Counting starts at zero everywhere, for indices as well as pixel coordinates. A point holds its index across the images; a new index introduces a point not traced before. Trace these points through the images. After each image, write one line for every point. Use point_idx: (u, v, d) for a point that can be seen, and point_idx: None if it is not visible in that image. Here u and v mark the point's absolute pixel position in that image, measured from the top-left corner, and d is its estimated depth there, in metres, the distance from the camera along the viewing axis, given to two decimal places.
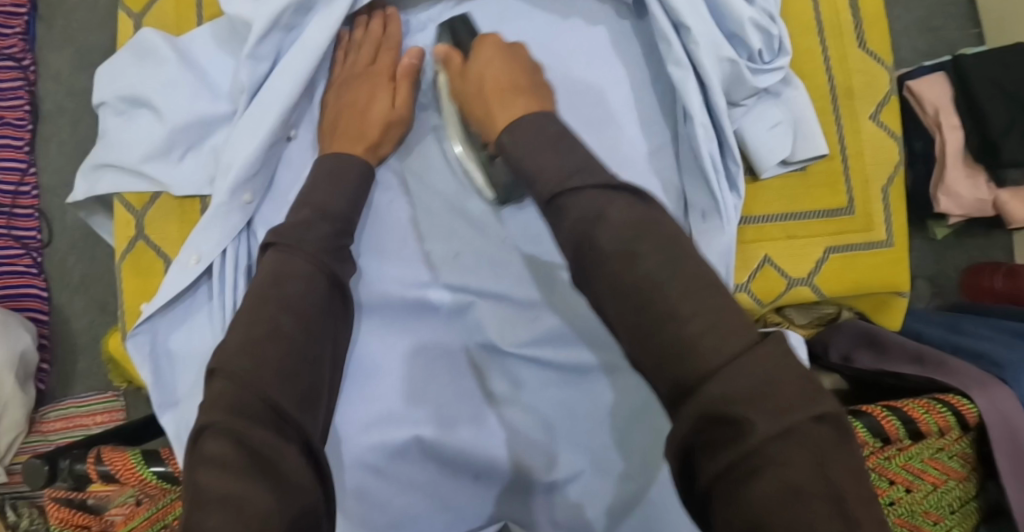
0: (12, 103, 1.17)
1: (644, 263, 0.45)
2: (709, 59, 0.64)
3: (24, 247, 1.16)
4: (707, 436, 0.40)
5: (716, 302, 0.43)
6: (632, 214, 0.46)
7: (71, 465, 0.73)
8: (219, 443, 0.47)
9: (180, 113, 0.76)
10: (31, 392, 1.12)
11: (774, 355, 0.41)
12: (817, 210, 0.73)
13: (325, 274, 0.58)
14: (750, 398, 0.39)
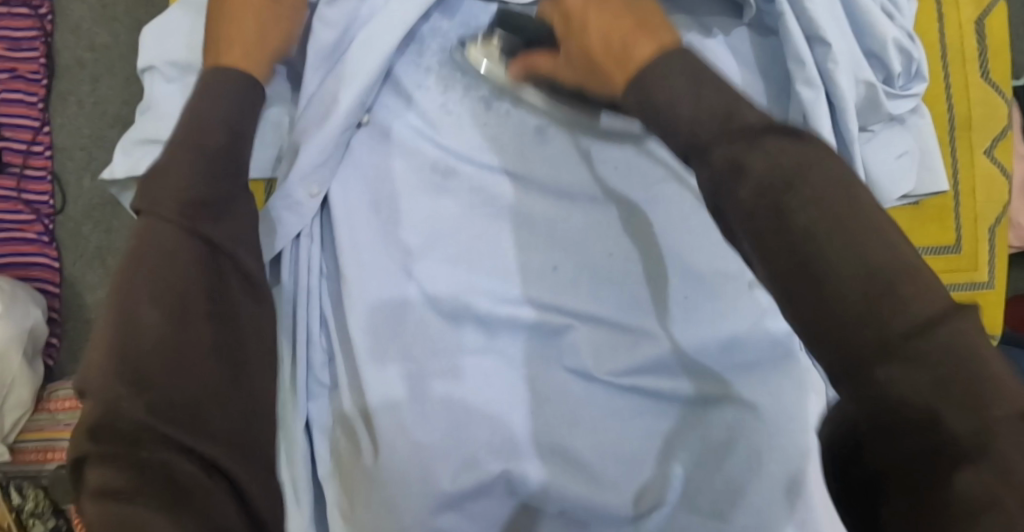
0: (27, 55, 1.08)
1: (802, 207, 0.36)
2: (847, 79, 0.60)
3: (35, 212, 1.08)
4: (890, 423, 0.33)
5: (874, 245, 0.35)
6: (792, 154, 0.37)
7: None
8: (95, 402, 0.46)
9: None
10: (40, 369, 1.05)
11: (944, 320, 0.33)
12: (926, 245, 0.70)
13: (197, 239, 0.51)
14: (927, 350, 0.32)
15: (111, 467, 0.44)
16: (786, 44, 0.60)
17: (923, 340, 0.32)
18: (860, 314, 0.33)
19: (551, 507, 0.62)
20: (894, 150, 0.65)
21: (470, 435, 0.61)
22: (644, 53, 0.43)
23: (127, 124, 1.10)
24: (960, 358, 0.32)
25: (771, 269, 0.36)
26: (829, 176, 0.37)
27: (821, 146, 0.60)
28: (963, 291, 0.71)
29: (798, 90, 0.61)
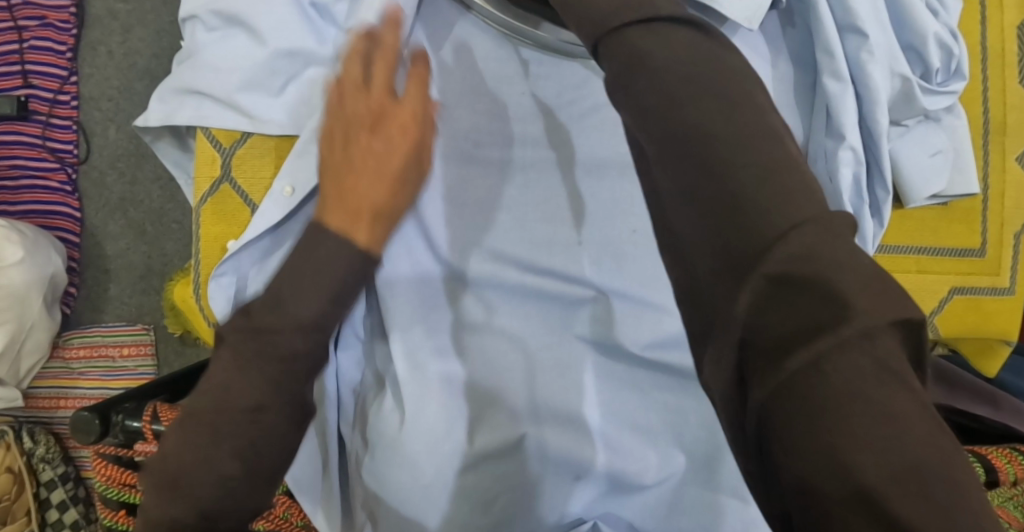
0: (58, 3, 1.08)
1: (701, 102, 0.34)
2: (881, 72, 0.60)
3: (58, 161, 1.08)
4: (773, 326, 0.30)
5: (764, 124, 0.34)
6: (694, 45, 0.36)
7: (125, 420, 0.68)
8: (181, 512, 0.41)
9: (278, 39, 0.69)
10: (58, 316, 1.06)
11: (831, 228, 0.31)
12: (951, 247, 0.70)
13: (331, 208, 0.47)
14: (825, 266, 0.29)
15: None
16: (819, 37, 0.60)
17: (804, 241, 0.30)
18: (735, 213, 0.32)
19: (565, 474, 0.64)
20: (927, 148, 0.65)
21: (484, 378, 0.64)
22: None
23: (154, 78, 1.10)
24: (817, 261, 0.29)
25: (680, 180, 0.34)
26: (736, 68, 0.36)
27: (844, 138, 0.60)
28: (983, 295, 0.71)
29: (827, 82, 0.60)
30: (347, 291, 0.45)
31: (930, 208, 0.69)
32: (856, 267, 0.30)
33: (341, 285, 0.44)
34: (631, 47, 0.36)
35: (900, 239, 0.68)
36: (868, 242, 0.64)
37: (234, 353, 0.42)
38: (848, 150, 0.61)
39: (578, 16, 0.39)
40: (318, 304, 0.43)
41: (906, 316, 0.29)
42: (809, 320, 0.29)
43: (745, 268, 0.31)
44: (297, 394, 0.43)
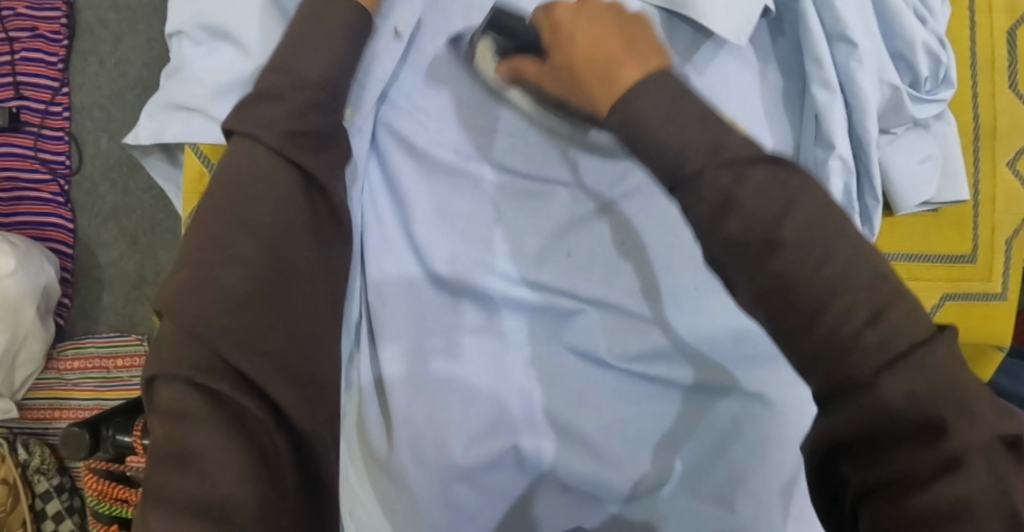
0: (48, 14, 1.07)
1: (791, 217, 0.38)
2: (869, 80, 0.60)
3: (51, 172, 1.08)
4: (848, 395, 0.37)
5: (847, 242, 0.38)
6: (771, 189, 0.38)
7: (116, 435, 0.68)
8: (181, 404, 0.46)
9: (263, 53, 0.70)
10: (52, 326, 1.06)
11: (933, 373, 0.36)
12: (942, 253, 0.70)
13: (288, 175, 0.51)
14: (932, 395, 0.35)
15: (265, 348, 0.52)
16: (807, 46, 0.59)
17: (898, 382, 0.36)
18: (840, 353, 0.37)
19: (554, 483, 0.64)
20: (917, 155, 0.65)
21: (475, 384, 0.64)
22: (630, 74, 0.43)
23: (146, 88, 1.09)
24: (875, 317, 0.37)
25: (768, 320, 0.39)
26: (819, 208, 0.38)
27: (833, 148, 0.60)
28: (975, 300, 0.71)
29: (815, 91, 0.60)
30: (287, 185, 0.51)
31: (920, 214, 0.69)
32: (896, 318, 0.37)
33: (288, 185, 0.51)
34: (722, 192, 0.38)
35: (892, 248, 0.68)
36: None
37: (201, 246, 0.48)
38: (837, 160, 0.61)
39: (643, 149, 0.42)
40: (264, 210, 0.50)
41: (977, 412, 0.35)
42: (878, 388, 0.36)
43: (851, 400, 0.37)
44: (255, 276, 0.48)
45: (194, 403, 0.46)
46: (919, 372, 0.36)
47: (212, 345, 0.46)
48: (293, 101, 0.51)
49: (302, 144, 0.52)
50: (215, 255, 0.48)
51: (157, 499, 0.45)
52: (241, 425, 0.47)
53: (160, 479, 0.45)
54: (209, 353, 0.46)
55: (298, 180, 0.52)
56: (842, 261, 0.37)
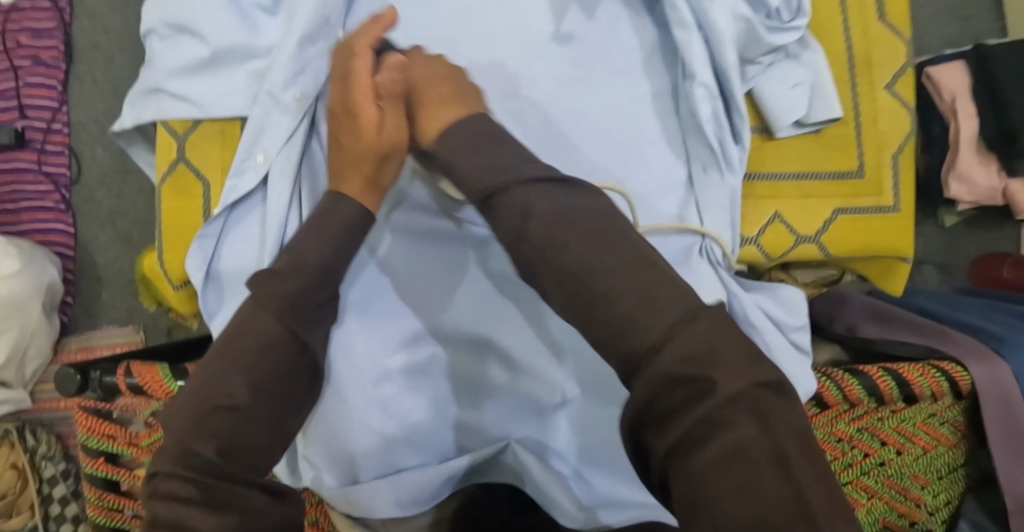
0: (48, 42, 1.21)
1: (571, 247, 0.48)
2: (723, 14, 0.68)
3: (53, 183, 1.20)
4: (665, 414, 0.44)
5: (649, 277, 0.47)
6: (557, 204, 0.49)
7: (101, 377, 0.77)
8: (169, 504, 0.51)
9: (223, 39, 0.76)
10: (56, 324, 1.16)
11: (707, 331, 0.45)
12: (830, 170, 0.76)
13: (287, 329, 0.55)
14: (710, 360, 0.44)
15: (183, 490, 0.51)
16: None
17: (673, 348, 0.44)
18: (613, 330, 0.46)
19: (479, 394, 0.71)
20: (789, 80, 0.72)
21: (420, 315, 0.71)
22: (449, 115, 0.54)
23: None
24: (701, 362, 0.44)
25: (582, 314, 0.48)
26: (605, 215, 0.50)
27: (696, 78, 0.69)
28: (869, 214, 0.77)
29: (675, 32, 0.69)
30: (284, 338, 0.55)
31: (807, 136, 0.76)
32: (727, 366, 0.44)
33: (277, 333, 0.54)
34: (522, 200, 0.49)
35: (775, 166, 0.75)
36: (734, 165, 0.72)
37: (208, 386, 0.53)
38: (699, 87, 0.70)
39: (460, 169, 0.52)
40: (253, 373, 0.54)
41: (759, 378, 0.44)
42: (695, 402, 0.43)
43: (636, 361, 0.45)
44: (229, 448, 0.52)
45: (187, 495, 0.51)
46: (682, 339, 0.44)
47: (201, 448, 0.52)
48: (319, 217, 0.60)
49: (302, 315, 0.56)
50: (214, 400, 0.53)
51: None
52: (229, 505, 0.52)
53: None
54: (192, 458, 0.51)
55: (287, 332, 0.55)
56: (630, 262, 0.47)
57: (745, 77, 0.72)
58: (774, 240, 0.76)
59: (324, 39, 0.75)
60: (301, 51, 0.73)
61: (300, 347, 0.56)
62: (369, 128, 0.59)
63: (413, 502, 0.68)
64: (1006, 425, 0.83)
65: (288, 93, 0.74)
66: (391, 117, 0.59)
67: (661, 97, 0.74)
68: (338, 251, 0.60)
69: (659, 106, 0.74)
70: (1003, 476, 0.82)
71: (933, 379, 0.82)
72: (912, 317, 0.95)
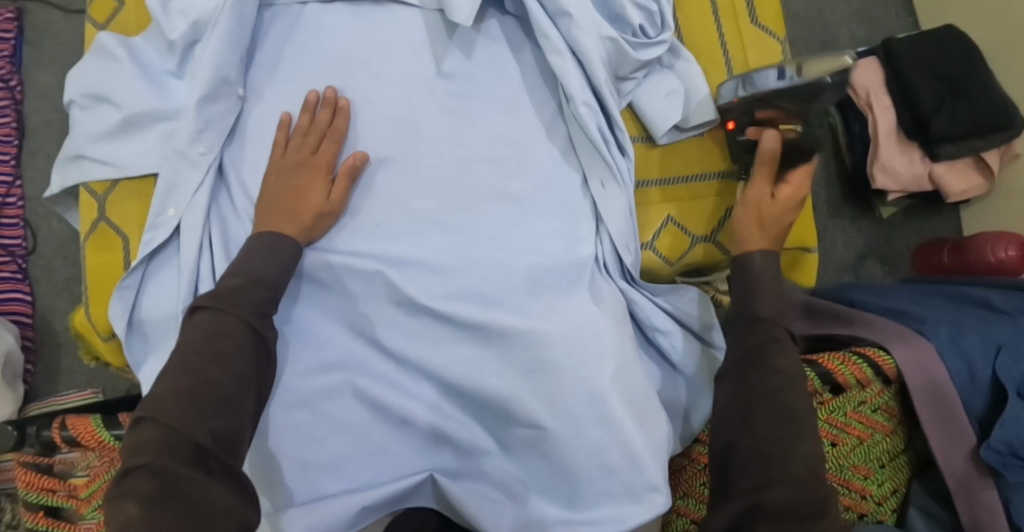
0: (0, 121, 1.26)
1: (771, 364, 0.64)
2: (590, 39, 0.73)
3: (9, 254, 1.23)
4: (746, 492, 0.60)
5: (793, 400, 0.63)
6: (772, 346, 0.65)
7: (38, 432, 0.81)
8: (139, 502, 0.53)
9: (137, 105, 0.78)
10: (20, 392, 1.17)
11: (808, 483, 0.58)
12: (717, 172, 0.80)
13: (251, 332, 0.63)
14: (792, 490, 0.58)
15: (152, 485, 0.54)
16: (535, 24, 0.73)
17: (791, 471, 0.59)
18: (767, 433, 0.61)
19: (392, 420, 0.72)
20: (663, 90, 0.77)
21: (336, 347, 0.72)
22: (317, 198, 0.72)
23: None
24: (799, 499, 0.57)
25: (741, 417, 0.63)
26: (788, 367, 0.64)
27: (577, 98, 0.73)
28: None
29: (551, 59, 0.73)
30: (249, 339, 0.63)
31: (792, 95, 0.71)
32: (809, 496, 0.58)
33: (242, 328, 0.63)
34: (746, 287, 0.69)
35: (666, 171, 0.79)
36: (622, 176, 0.77)
37: (183, 383, 0.59)
38: (581, 107, 0.73)
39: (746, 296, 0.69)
40: (229, 374, 0.60)
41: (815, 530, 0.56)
42: (752, 485, 0.60)
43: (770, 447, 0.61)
44: (216, 440, 0.58)
45: (147, 488, 0.54)
46: (792, 457, 0.60)
47: (194, 437, 0.56)
48: (273, 255, 0.68)
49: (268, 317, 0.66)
50: (198, 401, 0.58)
51: None
52: (206, 510, 0.55)
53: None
54: (175, 447, 0.56)
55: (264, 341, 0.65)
56: (789, 385, 0.63)
57: (621, 93, 0.78)
58: (670, 243, 0.79)
59: (226, 97, 0.77)
60: (201, 110, 0.75)
61: (262, 343, 0.64)
62: (311, 189, 0.72)
63: (329, 530, 0.70)
64: (935, 406, 0.83)
65: (198, 146, 0.76)
66: (339, 190, 0.72)
67: (552, 121, 0.78)
68: (285, 271, 0.68)
69: (551, 134, 0.78)
70: (938, 458, 0.83)
71: (858, 368, 0.83)
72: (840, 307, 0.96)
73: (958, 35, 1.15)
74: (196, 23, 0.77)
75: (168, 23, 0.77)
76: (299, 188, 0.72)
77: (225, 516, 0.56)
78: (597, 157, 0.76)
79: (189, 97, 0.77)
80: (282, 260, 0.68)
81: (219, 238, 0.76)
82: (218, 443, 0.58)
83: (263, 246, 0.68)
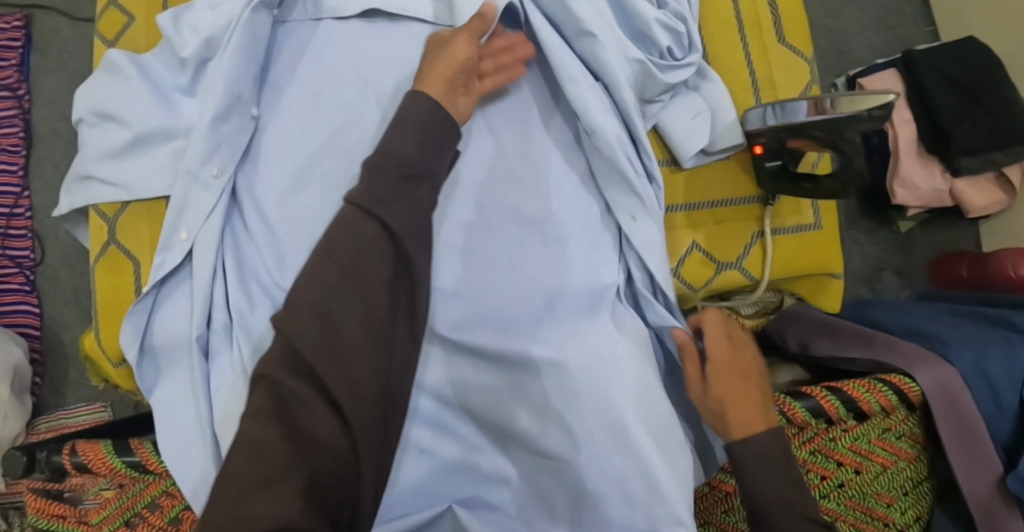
0: (8, 131, 1.24)
1: (773, 484, 0.65)
2: (614, 60, 0.71)
3: (18, 265, 1.22)
4: None
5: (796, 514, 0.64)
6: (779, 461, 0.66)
7: (49, 457, 0.79)
8: (263, 405, 0.56)
9: (146, 125, 0.76)
10: (29, 404, 1.15)
11: None
12: (742, 197, 0.78)
13: (383, 238, 0.60)
14: None
15: (269, 399, 0.56)
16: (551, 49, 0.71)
17: None
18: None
19: (409, 450, 0.71)
20: (689, 112, 0.75)
21: None
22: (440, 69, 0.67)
23: None
24: None
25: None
26: (790, 482, 0.65)
27: (602, 124, 0.71)
28: (791, 234, 0.78)
29: (568, 87, 0.71)
30: (386, 245, 0.60)
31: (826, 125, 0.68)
32: None
33: (378, 241, 0.60)
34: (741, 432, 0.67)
35: (689, 198, 0.78)
36: (651, 206, 0.74)
37: (314, 295, 0.59)
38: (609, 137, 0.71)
39: (745, 435, 0.67)
40: (348, 282, 0.59)
41: None
42: None
43: None
44: (319, 357, 0.57)
45: (266, 397, 0.56)
46: None
47: (305, 351, 0.57)
48: (392, 186, 0.62)
49: (393, 217, 0.61)
50: (314, 324, 0.58)
51: (223, 481, 0.54)
52: (304, 432, 0.56)
53: (232, 455, 0.54)
54: (296, 346, 0.57)
55: (393, 268, 0.61)
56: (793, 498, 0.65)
57: (647, 115, 0.76)
58: (694, 269, 0.78)
59: (238, 115, 0.75)
60: (215, 129, 0.73)
61: (395, 250, 0.61)
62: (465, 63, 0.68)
63: None
64: (959, 432, 0.81)
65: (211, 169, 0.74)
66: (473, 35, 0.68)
67: (572, 145, 0.76)
68: (421, 146, 0.64)
69: (570, 159, 0.76)
70: (962, 484, 0.80)
71: (883, 395, 0.81)
72: (857, 327, 0.94)
73: (977, 48, 1.13)
74: (209, 40, 0.75)
75: (179, 39, 0.76)
76: (450, 53, 0.67)
77: (319, 446, 0.56)
78: (627, 187, 0.73)
79: (200, 117, 0.75)
80: (423, 147, 0.64)
81: (235, 264, 0.74)
82: (325, 358, 0.57)
83: (426, 110, 0.65)
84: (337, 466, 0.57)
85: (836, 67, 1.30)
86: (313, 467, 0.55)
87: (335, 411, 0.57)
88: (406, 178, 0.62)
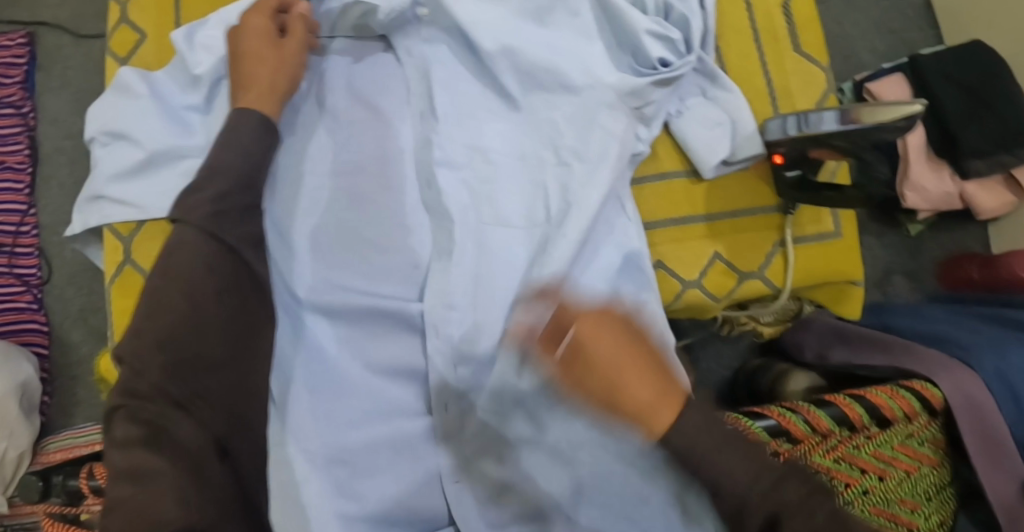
0: (14, 148, 1.23)
1: None
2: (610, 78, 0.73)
3: (25, 284, 1.21)
4: None
5: None
6: None
7: (65, 480, 0.79)
8: (124, 440, 0.57)
9: (161, 145, 0.76)
10: (38, 423, 1.14)
11: None
12: (762, 207, 0.78)
13: (221, 247, 0.62)
14: None
15: (132, 436, 0.57)
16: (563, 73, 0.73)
17: None
18: None
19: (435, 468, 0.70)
20: (708, 122, 0.76)
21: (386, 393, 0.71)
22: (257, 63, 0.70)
23: None
24: None
25: None
26: None
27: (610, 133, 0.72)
28: (811, 242, 0.79)
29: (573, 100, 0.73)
30: (230, 262, 0.62)
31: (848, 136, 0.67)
32: None
33: (219, 260, 0.62)
34: None
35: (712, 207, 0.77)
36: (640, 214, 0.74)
37: (171, 324, 0.60)
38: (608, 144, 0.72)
39: None
40: (190, 300, 0.60)
41: None
42: None
43: None
44: (170, 385, 0.59)
45: (135, 433, 0.57)
46: None
47: (149, 380, 0.58)
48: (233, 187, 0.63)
49: (230, 229, 0.63)
50: (172, 355, 0.59)
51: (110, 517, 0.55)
52: (179, 445, 0.58)
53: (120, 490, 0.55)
54: (137, 384, 0.58)
55: (246, 291, 0.64)
56: None
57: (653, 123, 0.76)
58: (717, 280, 0.77)
59: None
60: None
61: (244, 268, 0.64)
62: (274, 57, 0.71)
63: None
64: (983, 438, 0.80)
65: None
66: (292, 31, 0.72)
67: None
68: (249, 158, 0.66)
69: None
70: (987, 490, 0.78)
71: (904, 401, 0.81)
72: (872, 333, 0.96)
73: (983, 50, 1.13)
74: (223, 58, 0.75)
75: (193, 58, 0.76)
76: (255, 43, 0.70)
77: (196, 462, 0.58)
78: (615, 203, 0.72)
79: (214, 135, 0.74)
80: (253, 154, 0.66)
81: None
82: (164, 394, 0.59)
83: (255, 128, 0.67)
84: (219, 484, 0.60)
85: (841, 73, 1.30)
86: (185, 489, 0.57)
87: (213, 441, 0.61)
88: (245, 201, 0.64)
